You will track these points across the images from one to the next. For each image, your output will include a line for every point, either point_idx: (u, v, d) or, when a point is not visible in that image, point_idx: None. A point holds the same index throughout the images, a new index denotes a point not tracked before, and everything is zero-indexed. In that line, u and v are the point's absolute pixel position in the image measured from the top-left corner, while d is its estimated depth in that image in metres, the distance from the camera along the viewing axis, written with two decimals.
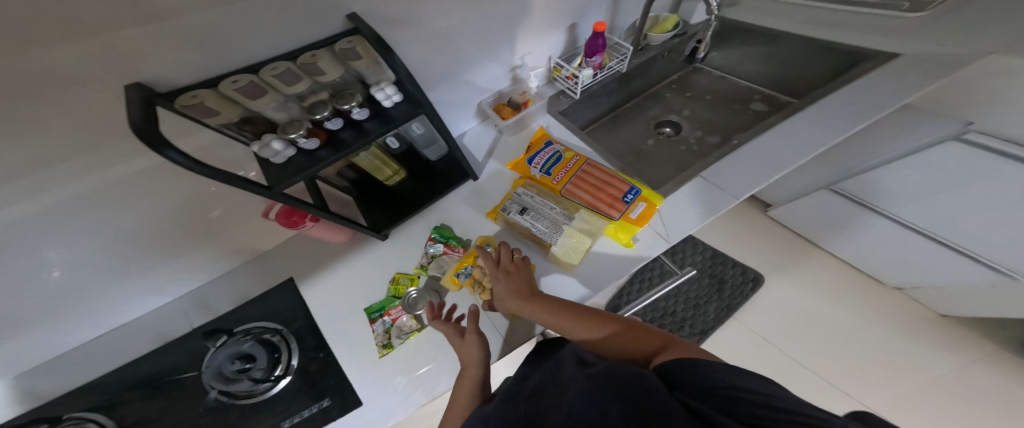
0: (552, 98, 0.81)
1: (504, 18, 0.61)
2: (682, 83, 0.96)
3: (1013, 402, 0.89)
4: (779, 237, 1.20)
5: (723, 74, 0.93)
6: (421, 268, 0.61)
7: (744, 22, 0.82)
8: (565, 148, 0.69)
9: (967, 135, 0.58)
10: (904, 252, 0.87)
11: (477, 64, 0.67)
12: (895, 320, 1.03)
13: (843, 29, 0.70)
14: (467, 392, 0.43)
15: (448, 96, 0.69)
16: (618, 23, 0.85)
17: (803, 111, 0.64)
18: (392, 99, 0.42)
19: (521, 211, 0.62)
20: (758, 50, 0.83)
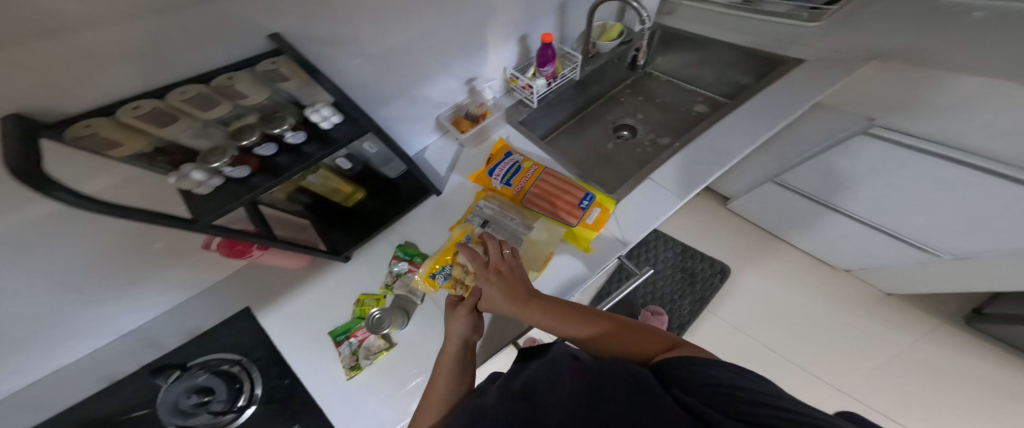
0: (511, 109, 0.80)
1: (452, 36, 0.61)
2: (635, 88, 1.00)
3: (959, 368, 0.95)
4: (740, 228, 1.26)
5: (671, 78, 0.97)
6: (387, 288, 0.62)
7: (680, 30, 0.88)
8: (524, 158, 0.68)
9: (873, 130, 0.64)
10: (845, 236, 0.93)
11: (429, 80, 0.65)
12: (850, 300, 1.08)
13: (760, 36, 0.77)
14: (445, 369, 0.41)
15: (402, 113, 0.66)
16: (567, 32, 0.86)
17: (735, 112, 0.69)
18: (331, 121, 0.41)
19: (482, 224, 0.62)
20: (696, 55, 0.88)
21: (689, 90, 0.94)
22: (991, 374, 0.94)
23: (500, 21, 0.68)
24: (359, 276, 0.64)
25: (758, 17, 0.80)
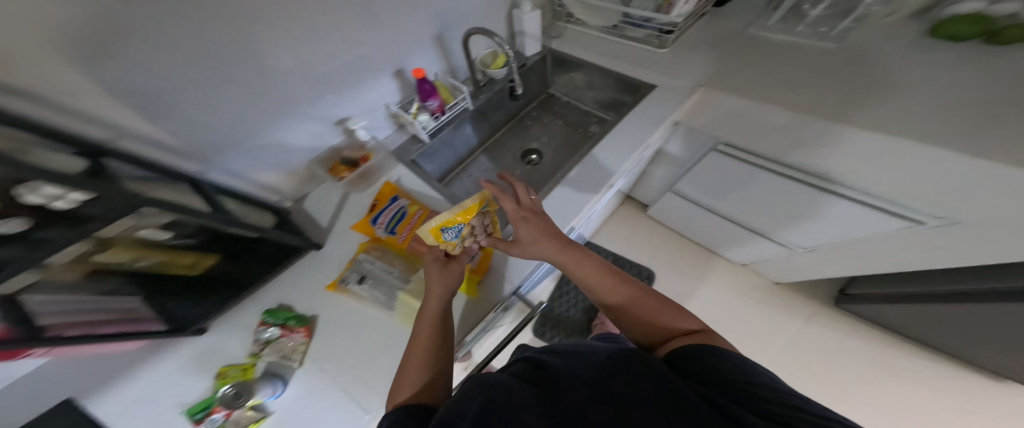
0: (403, 147, 0.72)
1: (303, 77, 0.55)
2: (541, 109, 1.02)
3: (844, 343, 1.07)
4: (658, 233, 1.34)
5: (570, 99, 1.01)
6: (255, 356, 0.52)
7: (567, 54, 0.91)
8: (411, 203, 0.62)
9: (719, 148, 0.77)
10: (735, 235, 1.02)
11: (280, 125, 0.58)
12: (754, 291, 1.18)
13: (628, 62, 0.85)
14: (431, 327, 0.43)
15: (253, 163, 0.59)
16: (455, 63, 0.81)
17: (612, 134, 0.72)
18: (70, 199, 0.30)
19: (360, 280, 0.54)
20: (582, 77, 0.92)
21: (587, 112, 0.99)
22: (867, 344, 1.06)
23: (365, 55, 0.61)
24: (218, 349, 0.53)
25: (626, 45, 0.88)
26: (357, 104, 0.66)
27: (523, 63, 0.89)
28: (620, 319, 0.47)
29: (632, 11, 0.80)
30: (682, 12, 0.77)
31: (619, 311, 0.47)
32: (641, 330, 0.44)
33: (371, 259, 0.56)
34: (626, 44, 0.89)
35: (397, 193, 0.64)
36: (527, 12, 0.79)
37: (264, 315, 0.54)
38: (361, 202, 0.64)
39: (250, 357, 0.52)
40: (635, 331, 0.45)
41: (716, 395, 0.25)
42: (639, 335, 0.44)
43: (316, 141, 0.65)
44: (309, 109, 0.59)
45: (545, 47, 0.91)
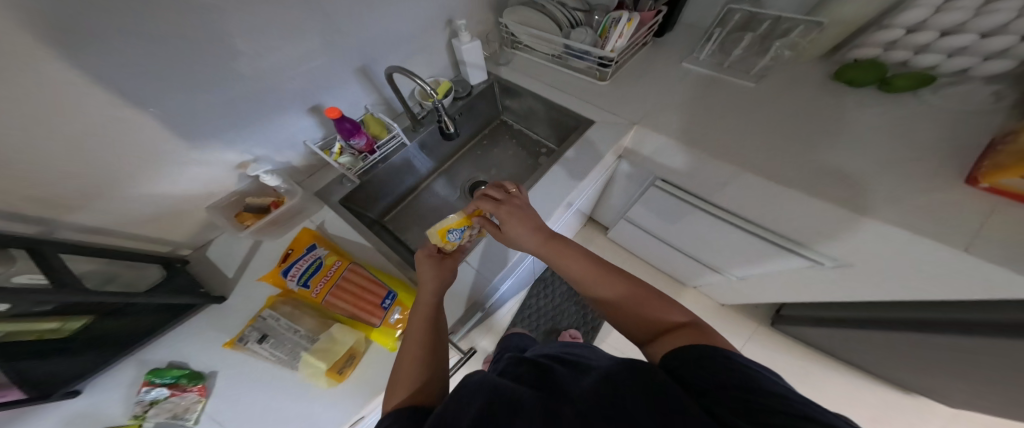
0: (327, 186, 0.71)
1: (199, 122, 0.51)
2: (492, 137, 1.03)
3: (779, 359, 1.15)
4: (614, 252, 1.39)
5: (520, 127, 1.02)
6: (138, 419, 0.46)
7: (514, 83, 0.90)
8: (329, 252, 0.59)
9: (658, 183, 0.84)
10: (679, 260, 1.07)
11: (171, 170, 0.53)
12: (701, 310, 1.24)
13: (571, 96, 0.86)
14: (423, 314, 0.50)
15: (132, 210, 0.53)
16: (388, 95, 0.79)
17: (550, 172, 0.74)
18: None
19: (259, 340, 0.51)
20: (529, 108, 0.93)
21: (536, 141, 1.01)
22: (799, 360, 1.15)
23: (277, 93, 0.59)
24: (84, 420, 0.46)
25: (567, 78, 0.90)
26: (269, 143, 0.64)
27: (468, 93, 0.89)
28: (614, 314, 0.50)
29: (573, 44, 0.81)
30: (618, 48, 0.80)
31: (612, 305, 0.50)
32: (636, 323, 0.47)
33: (275, 317, 0.53)
34: (570, 74, 0.91)
35: (315, 240, 0.61)
36: (466, 43, 0.78)
37: (151, 373, 0.48)
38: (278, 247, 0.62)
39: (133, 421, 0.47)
40: (631, 326, 0.47)
41: (700, 396, 0.26)
42: (636, 329, 0.46)
43: (213, 183, 0.60)
44: (209, 154, 0.56)
45: (491, 76, 0.91)
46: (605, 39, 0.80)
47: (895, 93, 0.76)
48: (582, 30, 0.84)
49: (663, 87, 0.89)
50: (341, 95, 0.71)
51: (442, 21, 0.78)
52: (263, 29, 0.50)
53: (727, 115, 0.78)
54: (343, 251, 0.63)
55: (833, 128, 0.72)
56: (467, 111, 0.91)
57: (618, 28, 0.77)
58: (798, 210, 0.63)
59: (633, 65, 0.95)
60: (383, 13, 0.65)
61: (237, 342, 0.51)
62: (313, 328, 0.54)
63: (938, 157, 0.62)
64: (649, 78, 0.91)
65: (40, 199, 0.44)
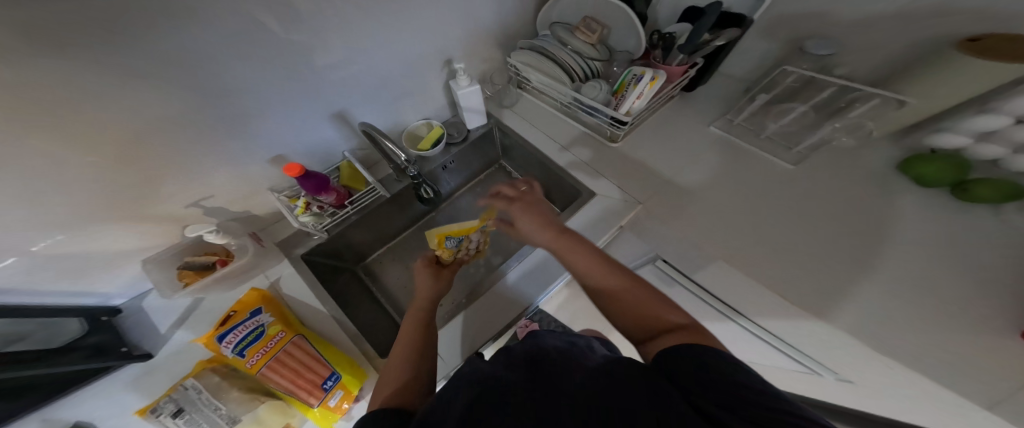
0: (292, 239, 0.74)
1: (151, 182, 0.52)
2: (487, 183, 1.02)
3: None
4: None
5: (518, 173, 0.97)
6: None
7: (513, 132, 0.86)
8: (276, 320, 0.59)
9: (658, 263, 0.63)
10: None
11: (130, 230, 0.55)
12: None
13: (572, 154, 0.80)
14: (415, 315, 0.59)
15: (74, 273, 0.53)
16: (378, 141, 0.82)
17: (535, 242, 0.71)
18: None
19: (175, 414, 0.48)
20: (525, 157, 0.89)
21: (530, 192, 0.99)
22: None
23: (239, 142, 0.58)
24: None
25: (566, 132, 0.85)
26: (237, 189, 0.64)
27: (465, 137, 0.88)
28: (613, 313, 0.42)
29: (583, 99, 0.71)
30: (634, 110, 0.71)
31: (612, 301, 0.43)
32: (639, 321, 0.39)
33: (199, 388, 0.49)
34: (580, 127, 0.84)
35: (263, 304, 0.61)
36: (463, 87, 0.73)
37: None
38: (222, 305, 0.62)
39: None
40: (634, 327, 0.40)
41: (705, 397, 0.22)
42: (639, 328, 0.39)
43: (153, 242, 0.60)
44: (158, 210, 0.56)
45: (489, 121, 0.88)
46: (621, 97, 0.70)
47: (973, 201, 0.60)
48: (599, 81, 0.74)
49: (673, 153, 0.79)
50: (322, 140, 0.72)
51: (436, 65, 0.75)
52: (226, 88, 0.49)
53: (742, 203, 0.67)
54: (291, 316, 0.63)
55: (875, 243, 0.59)
56: (464, 162, 0.93)
57: (637, 87, 0.67)
58: (792, 341, 0.54)
59: (645, 119, 0.85)
60: (366, 62, 0.63)
61: (148, 412, 0.48)
62: (236, 406, 0.50)
63: (1004, 308, 0.48)
64: (661, 140, 0.82)
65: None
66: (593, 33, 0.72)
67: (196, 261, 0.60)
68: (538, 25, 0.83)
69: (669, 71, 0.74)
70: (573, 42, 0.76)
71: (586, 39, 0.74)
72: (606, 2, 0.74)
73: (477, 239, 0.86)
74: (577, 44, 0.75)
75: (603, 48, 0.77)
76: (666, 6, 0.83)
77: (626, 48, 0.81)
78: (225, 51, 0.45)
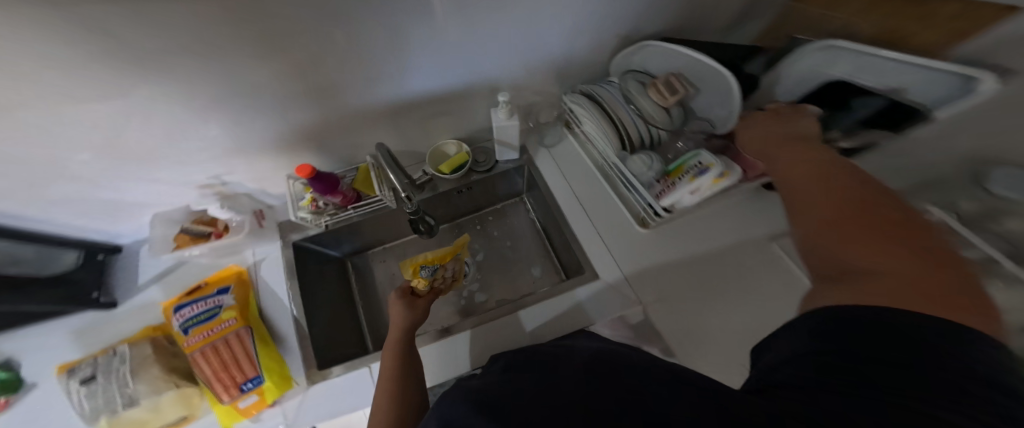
0: (293, 222, 0.76)
1: (171, 144, 0.56)
2: (511, 214, 0.96)
3: None
4: None
5: (537, 219, 0.93)
6: None
7: (542, 179, 0.79)
8: (234, 305, 0.60)
9: None
10: None
11: (152, 188, 0.63)
12: None
13: (597, 226, 0.70)
14: (390, 354, 0.52)
15: (95, 212, 0.64)
16: (407, 150, 0.80)
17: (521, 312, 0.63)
18: None
19: (83, 379, 0.51)
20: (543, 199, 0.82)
21: (541, 241, 0.91)
22: None
23: (256, 131, 0.59)
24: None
25: (596, 194, 0.74)
26: (254, 173, 0.68)
27: (490, 169, 0.83)
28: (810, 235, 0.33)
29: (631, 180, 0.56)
30: (682, 204, 0.54)
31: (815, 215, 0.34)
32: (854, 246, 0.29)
33: (119, 359, 0.52)
34: (615, 200, 0.73)
35: (233, 281, 0.65)
36: (501, 121, 0.68)
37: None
38: (198, 272, 0.69)
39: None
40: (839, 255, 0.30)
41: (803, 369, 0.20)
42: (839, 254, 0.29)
43: (174, 201, 0.68)
44: (177, 176, 0.63)
45: (522, 160, 0.82)
46: (672, 185, 0.53)
47: None
48: (654, 158, 0.58)
49: (724, 272, 0.61)
50: (348, 144, 0.70)
51: (479, 86, 0.67)
52: (208, 77, 0.47)
53: None
54: (254, 303, 0.65)
55: None
56: (489, 189, 0.89)
57: (689, 178, 0.51)
58: None
59: (703, 212, 0.67)
60: (400, 73, 0.58)
61: (66, 370, 0.53)
62: (144, 387, 0.50)
63: None
64: (710, 247, 0.65)
65: (42, 195, 0.56)
66: (671, 96, 0.53)
67: (193, 228, 0.67)
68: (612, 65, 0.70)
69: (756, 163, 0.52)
70: (642, 97, 0.57)
71: (659, 100, 0.54)
72: (700, 58, 0.54)
73: (455, 267, 0.74)
74: (647, 101, 0.56)
75: (678, 112, 0.57)
76: (789, 78, 0.58)
77: (709, 116, 0.59)
78: (239, 41, 0.43)
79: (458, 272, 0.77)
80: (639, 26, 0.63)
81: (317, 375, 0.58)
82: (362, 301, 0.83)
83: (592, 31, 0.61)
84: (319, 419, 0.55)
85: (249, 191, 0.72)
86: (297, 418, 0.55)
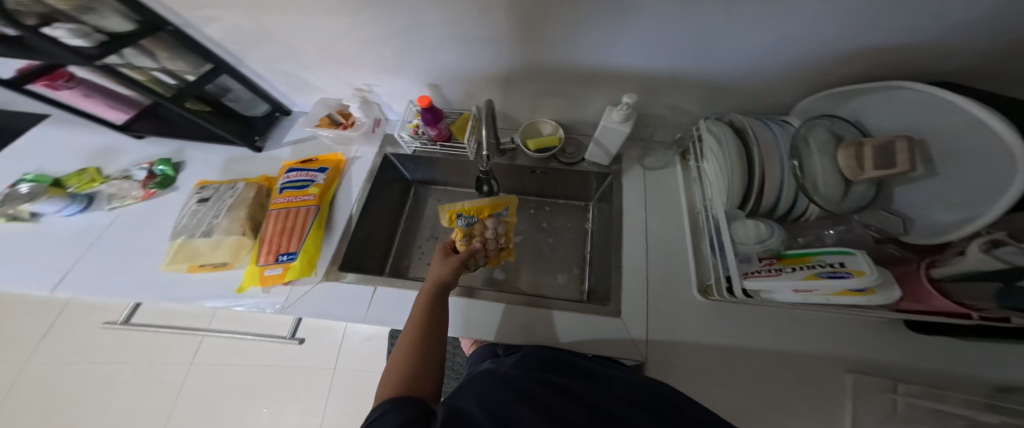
0: (393, 137, 0.81)
1: (337, 32, 0.60)
2: (580, 219, 0.88)
3: None
4: None
5: (593, 232, 0.84)
6: (104, 178, 0.66)
7: (623, 198, 0.69)
8: (320, 184, 0.68)
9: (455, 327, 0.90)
10: None
11: (317, 73, 0.72)
12: None
13: (668, 279, 0.58)
14: (421, 299, 0.50)
15: (285, 83, 0.75)
16: (516, 115, 0.78)
17: (551, 321, 0.57)
18: (69, 33, 0.47)
19: (199, 200, 0.64)
20: (615, 210, 0.68)
21: (583, 254, 0.83)
22: None
23: (407, 44, 0.61)
24: (114, 153, 0.72)
25: (674, 239, 0.62)
26: (384, 82, 0.72)
27: (578, 161, 0.77)
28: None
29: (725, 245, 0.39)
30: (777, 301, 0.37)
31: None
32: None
33: (229, 193, 0.64)
34: (692, 259, 0.58)
35: (332, 165, 0.73)
36: (612, 122, 0.61)
37: (156, 159, 0.69)
38: (319, 149, 0.78)
39: (104, 176, 0.67)
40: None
41: None
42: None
43: (336, 91, 0.76)
44: (340, 73, 0.71)
45: (613, 167, 0.74)
46: (774, 272, 0.35)
47: None
48: (775, 231, 0.39)
49: (807, 415, 0.44)
50: (471, 88, 0.72)
51: (608, 81, 0.62)
52: None
53: None
54: (333, 190, 0.71)
55: None
56: (569, 184, 0.83)
57: (806, 273, 0.32)
58: None
59: (810, 327, 0.50)
60: (560, 38, 0.55)
61: (200, 186, 0.66)
62: (223, 223, 0.60)
63: None
64: (816, 377, 0.46)
65: (259, 56, 0.67)
66: (872, 168, 0.33)
67: (337, 115, 0.75)
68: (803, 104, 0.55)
69: (929, 304, 0.32)
70: (818, 151, 0.38)
71: (847, 166, 0.35)
72: (976, 118, 0.30)
73: (496, 227, 0.66)
74: (823, 161, 0.37)
75: (865, 191, 0.37)
76: None
77: (910, 214, 0.37)
78: None
79: (503, 238, 0.68)
80: (837, 74, 0.49)
81: (333, 275, 0.61)
82: (403, 226, 0.86)
83: (772, 62, 0.50)
84: (319, 316, 0.56)
85: (382, 102, 0.79)
86: (300, 305, 0.57)
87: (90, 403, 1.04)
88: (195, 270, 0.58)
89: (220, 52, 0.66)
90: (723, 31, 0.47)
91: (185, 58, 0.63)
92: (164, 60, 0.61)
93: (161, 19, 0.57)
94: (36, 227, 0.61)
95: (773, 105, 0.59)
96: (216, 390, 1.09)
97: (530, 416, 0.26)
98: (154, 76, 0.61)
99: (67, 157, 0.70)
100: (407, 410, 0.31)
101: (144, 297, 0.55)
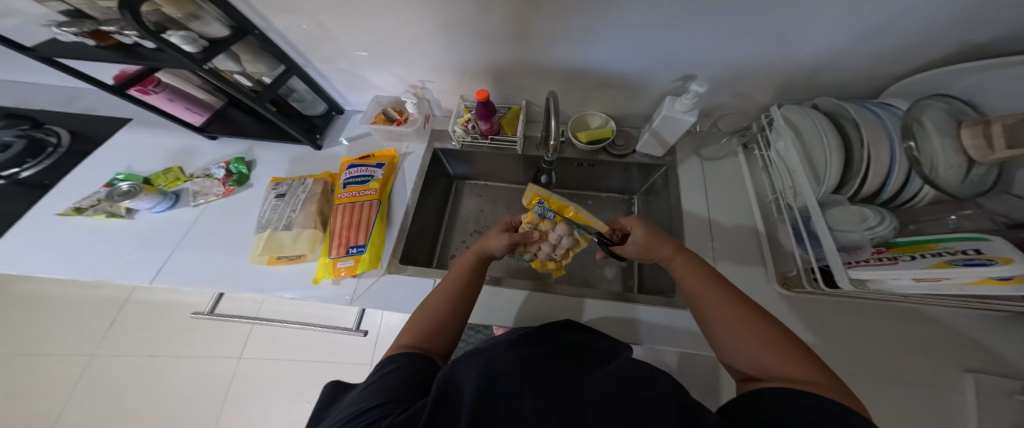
0: (442, 133, 0.83)
1: (401, 33, 0.61)
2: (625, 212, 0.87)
3: None
4: None
5: None
6: (187, 177, 0.70)
7: (677, 188, 0.68)
8: (379, 179, 0.70)
9: None
10: None
11: (374, 72, 0.73)
12: None
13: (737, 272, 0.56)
14: (465, 263, 0.49)
15: (344, 82, 0.77)
16: (565, 109, 0.78)
17: (615, 313, 0.58)
18: (182, 41, 0.50)
19: (278, 195, 0.67)
20: (673, 201, 0.67)
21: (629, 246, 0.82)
22: None
23: (468, 43, 0.62)
24: (191, 154, 0.75)
25: (738, 230, 0.61)
26: (437, 79, 0.74)
27: (630, 153, 0.75)
28: (721, 348, 0.34)
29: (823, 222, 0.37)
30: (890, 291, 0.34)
31: (714, 319, 0.35)
32: (782, 356, 0.29)
33: (303, 189, 0.67)
34: (765, 252, 0.57)
35: (387, 161, 0.75)
36: (675, 112, 0.60)
37: (232, 158, 0.73)
38: (373, 146, 0.81)
39: (187, 174, 0.72)
40: (766, 366, 0.29)
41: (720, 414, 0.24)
42: (751, 355, 0.30)
43: (389, 89, 0.78)
44: (397, 71, 0.72)
45: (666, 159, 0.73)
46: (890, 261, 0.34)
47: None
48: (884, 219, 0.38)
49: (905, 408, 0.42)
50: (522, 84, 0.72)
51: (672, 73, 0.61)
52: None
53: None
54: (391, 184, 0.74)
55: None
56: (617, 177, 0.81)
57: (934, 261, 0.31)
58: None
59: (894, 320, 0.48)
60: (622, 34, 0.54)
61: (275, 182, 0.70)
62: (298, 218, 0.63)
63: None
64: (905, 366, 0.45)
65: (324, 59, 0.70)
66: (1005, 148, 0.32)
67: (392, 113, 0.76)
68: (917, 75, 0.49)
69: None
70: (937, 132, 0.36)
71: (973, 147, 0.34)
72: None
73: (562, 237, 0.57)
74: (943, 141, 0.35)
75: (984, 175, 0.35)
76: None
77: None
78: None
79: (562, 252, 0.58)
80: (934, 54, 0.47)
81: (396, 267, 0.62)
82: (448, 220, 0.87)
83: (857, 47, 0.48)
84: (388, 307, 0.58)
85: (433, 99, 0.81)
86: (370, 296, 0.59)
87: (150, 392, 1.09)
88: (270, 262, 0.60)
89: (291, 53, 0.69)
90: (819, 18, 0.45)
91: (264, 60, 0.65)
92: (246, 63, 0.63)
93: (250, 24, 0.60)
94: (127, 223, 0.65)
95: (852, 89, 0.57)
96: (263, 380, 1.13)
97: (526, 399, 0.24)
98: (236, 80, 0.63)
99: (146, 157, 0.75)
100: (413, 373, 0.31)
101: (228, 289, 0.58)
